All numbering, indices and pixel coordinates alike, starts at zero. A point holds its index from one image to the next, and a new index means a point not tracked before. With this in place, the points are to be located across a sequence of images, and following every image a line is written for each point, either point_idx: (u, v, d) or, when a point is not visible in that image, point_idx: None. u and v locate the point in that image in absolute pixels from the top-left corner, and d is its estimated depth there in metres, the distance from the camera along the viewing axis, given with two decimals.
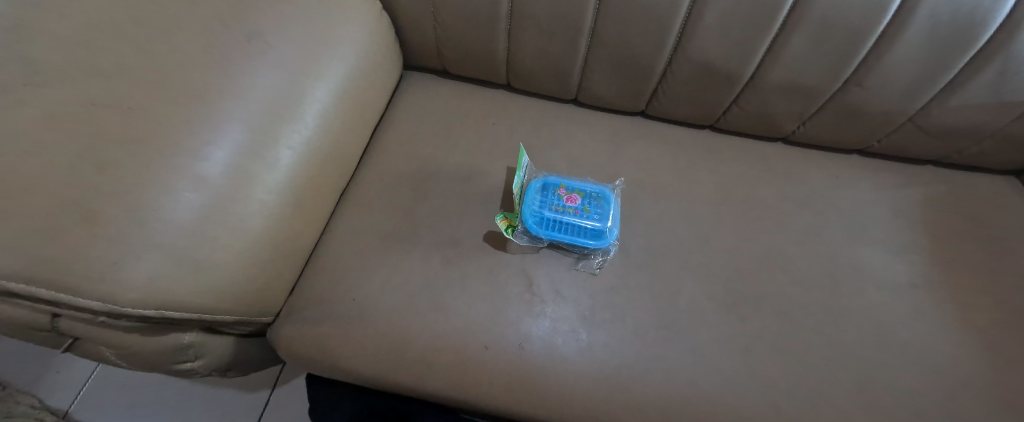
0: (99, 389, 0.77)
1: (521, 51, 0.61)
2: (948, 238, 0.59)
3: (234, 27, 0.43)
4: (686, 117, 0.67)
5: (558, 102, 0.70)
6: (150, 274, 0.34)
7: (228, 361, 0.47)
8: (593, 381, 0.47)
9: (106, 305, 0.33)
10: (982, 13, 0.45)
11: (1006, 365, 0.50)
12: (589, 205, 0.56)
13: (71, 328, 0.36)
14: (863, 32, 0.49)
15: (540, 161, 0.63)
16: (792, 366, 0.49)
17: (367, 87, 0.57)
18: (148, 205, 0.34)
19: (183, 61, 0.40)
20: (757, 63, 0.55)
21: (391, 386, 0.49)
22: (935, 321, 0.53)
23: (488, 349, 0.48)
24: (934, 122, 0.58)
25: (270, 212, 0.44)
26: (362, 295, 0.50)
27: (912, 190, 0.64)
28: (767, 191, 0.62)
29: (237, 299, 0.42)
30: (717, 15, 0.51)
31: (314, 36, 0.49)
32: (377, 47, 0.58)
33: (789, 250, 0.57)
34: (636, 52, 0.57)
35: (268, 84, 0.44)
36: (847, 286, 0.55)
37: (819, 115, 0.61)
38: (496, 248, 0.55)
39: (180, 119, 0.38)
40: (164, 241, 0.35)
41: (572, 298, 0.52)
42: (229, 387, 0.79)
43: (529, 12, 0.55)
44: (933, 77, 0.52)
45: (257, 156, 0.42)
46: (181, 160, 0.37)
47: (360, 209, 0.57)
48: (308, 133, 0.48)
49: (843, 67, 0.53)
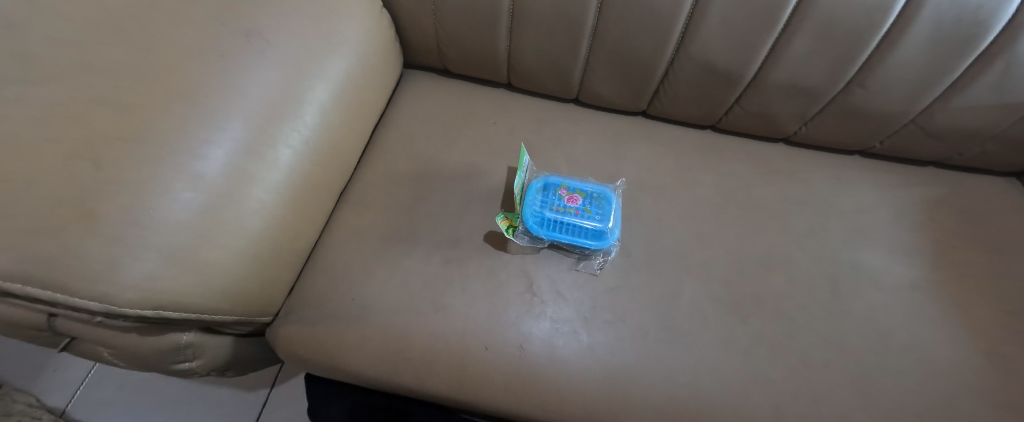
0: (97, 387, 0.77)
1: (522, 49, 0.61)
2: (950, 239, 0.59)
3: (233, 25, 0.43)
4: (688, 117, 0.66)
5: (559, 101, 0.70)
6: (148, 274, 0.34)
7: (227, 360, 0.47)
8: (594, 382, 0.47)
9: (103, 305, 0.32)
10: (986, 14, 0.45)
11: (1006, 367, 0.50)
12: (590, 205, 0.56)
13: (68, 328, 0.36)
14: (867, 33, 0.49)
15: (540, 160, 0.63)
16: (793, 367, 0.49)
17: (367, 86, 0.57)
18: (145, 204, 0.34)
19: (181, 59, 0.40)
20: (760, 63, 0.55)
21: (390, 386, 0.49)
22: (937, 323, 0.53)
23: (488, 349, 0.48)
24: (937, 124, 0.57)
25: (269, 211, 0.43)
26: (362, 295, 0.50)
27: (913, 191, 0.64)
28: (768, 192, 0.62)
29: (236, 299, 0.42)
30: (720, 14, 0.50)
31: (314, 34, 0.49)
32: (377, 45, 0.57)
33: (790, 251, 0.57)
34: (637, 51, 0.57)
35: (267, 82, 0.44)
36: (848, 287, 0.55)
37: (821, 116, 0.61)
38: (496, 248, 0.54)
39: (179, 118, 0.38)
40: (163, 241, 0.35)
41: (572, 299, 0.52)
42: (228, 386, 0.79)
43: (530, 11, 0.55)
44: (936, 78, 0.52)
45: (256, 155, 0.42)
46: (178, 159, 0.36)
47: (359, 208, 0.57)
48: (307, 132, 0.47)
49: (846, 67, 0.53)
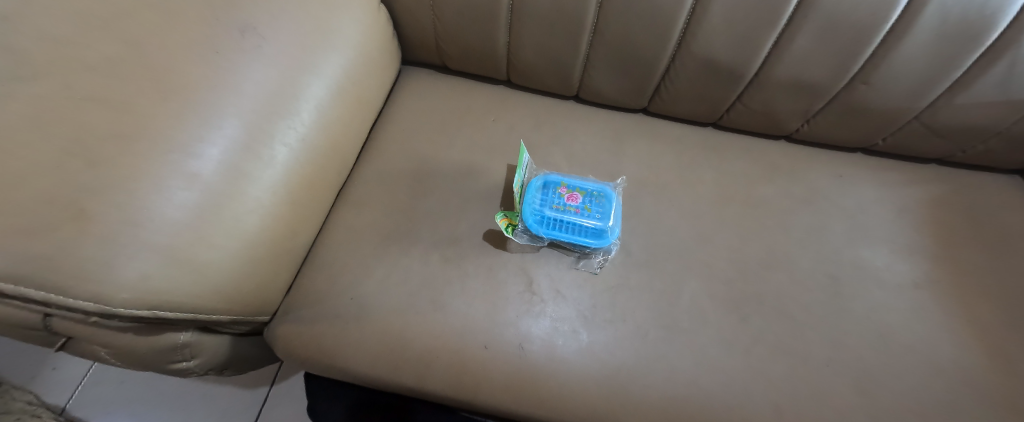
0: (96, 385, 0.77)
1: (522, 46, 0.60)
2: (952, 237, 0.59)
3: (227, 20, 0.42)
4: (689, 114, 0.66)
5: (559, 98, 0.69)
6: (143, 274, 0.33)
7: (224, 360, 0.47)
8: (593, 382, 0.46)
9: (99, 306, 0.32)
10: (992, 9, 0.44)
11: (1007, 365, 0.49)
12: (590, 203, 0.55)
13: (63, 328, 0.36)
14: (870, 29, 0.48)
15: (540, 158, 0.62)
16: (793, 367, 0.48)
17: (365, 83, 0.56)
18: (139, 203, 0.33)
19: (174, 56, 0.39)
20: (762, 61, 0.55)
21: (389, 385, 0.48)
22: (938, 322, 0.52)
23: (487, 349, 0.47)
24: (940, 121, 0.57)
25: (266, 210, 0.43)
26: (360, 294, 0.50)
27: (915, 189, 0.63)
28: (769, 189, 0.62)
29: (234, 298, 0.41)
30: (722, 10, 0.50)
31: (310, 29, 0.48)
32: (375, 42, 0.57)
33: (791, 250, 0.57)
34: (639, 48, 0.56)
35: (263, 79, 0.43)
36: (850, 285, 0.54)
37: (823, 113, 0.60)
38: (495, 247, 0.54)
39: (172, 115, 0.37)
40: (157, 240, 0.34)
41: (572, 297, 0.51)
42: (228, 383, 0.78)
43: (529, 7, 0.54)
44: (941, 75, 0.51)
45: (251, 152, 0.41)
46: (173, 157, 0.36)
47: (358, 206, 0.56)
48: (304, 129, 0.47)
49: (849, 64, 0.52)
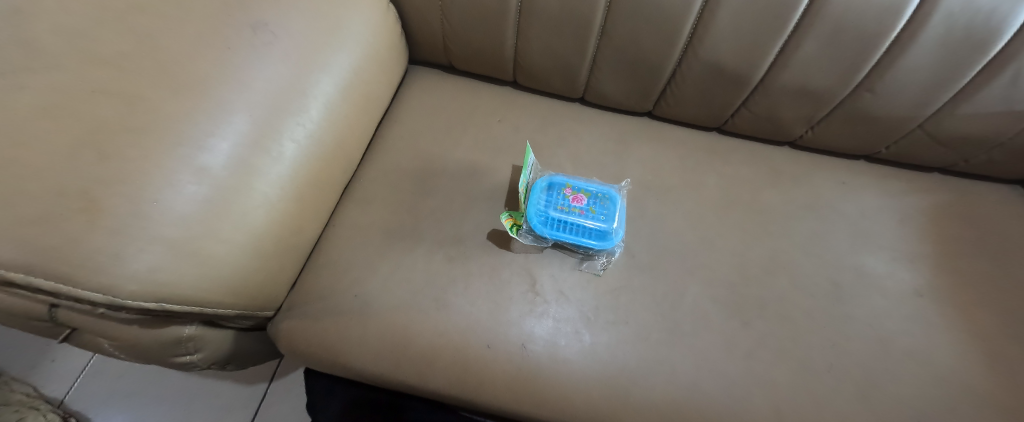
0: (94, 378, 0.77)
1: (529, 47, 0.60)
2: (953, 245, 0.59)
3: (239, 17, 0.43)
4: (693, 118, 0.66)
5: (565, 99, 0.70)
6: (151, 267, 0.33)
7: (227, 354, 0.47)
8: (594, 382, 0.47)
9: (107, 297, 0.32)
10: (997, 20, 0.44)
11: (1006, 373, 0.49)
12: (595, 205, 0.55)
13: (70, 318, 0.36)
14: (876, 38, 0.48)
15: (544, 159, 0.63)
16: (794, 370, 0.49)
17: (372, 82, 0.56)
18: (149, 195, 0.34)
19: (185, 51, 0.39)
20: (768, 66, 0.55)
21: (389, 382, 0.48)
22: (938, 329, 0.53)
23: (489, 348, 0.48)
24: (944, 130, 0.57)
25: (271, 206, 0.43)
26: (364, 292, 0.50)
27: (917, 197, 0.64)
28: (772, 195, 0.62)
29: (239, 293, 0.41)
30: (729, 16, 0.50)
31: (320, 26, 0.48)
32: (383, 40, 0.57)
33: (793, 255, 0.57)
34: (645, 51, 0.56)
35: (273, 75, 0.43)
36: (851, 292, 0.55)
37: (827, 121, 0.61)
38: (499, 247, 0.54)
39: (182, 109, 0.37)
40: (165, 233, 0.34)
41: (575, 299, 0.52)
42: (228, 378, 0.78)
43: (538, 8, 0.54)
44: (945, 85, 0.51)
45: (259, 147, 0.41)
46: (184, 151, 0.36)
47: (362, 205, 0.56)
48: (313, 126, 0.47)
49: (854, 71, 0.53)
